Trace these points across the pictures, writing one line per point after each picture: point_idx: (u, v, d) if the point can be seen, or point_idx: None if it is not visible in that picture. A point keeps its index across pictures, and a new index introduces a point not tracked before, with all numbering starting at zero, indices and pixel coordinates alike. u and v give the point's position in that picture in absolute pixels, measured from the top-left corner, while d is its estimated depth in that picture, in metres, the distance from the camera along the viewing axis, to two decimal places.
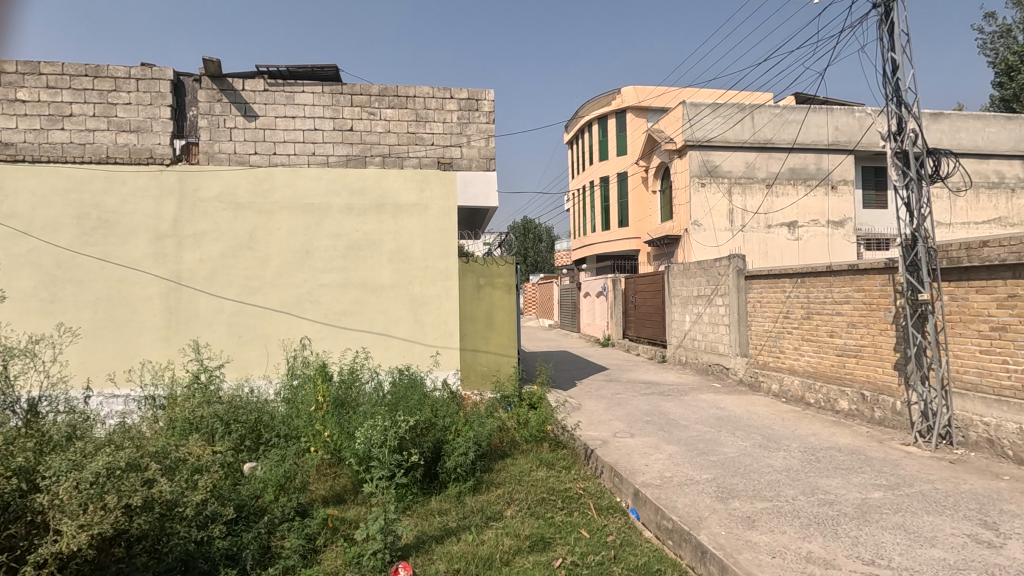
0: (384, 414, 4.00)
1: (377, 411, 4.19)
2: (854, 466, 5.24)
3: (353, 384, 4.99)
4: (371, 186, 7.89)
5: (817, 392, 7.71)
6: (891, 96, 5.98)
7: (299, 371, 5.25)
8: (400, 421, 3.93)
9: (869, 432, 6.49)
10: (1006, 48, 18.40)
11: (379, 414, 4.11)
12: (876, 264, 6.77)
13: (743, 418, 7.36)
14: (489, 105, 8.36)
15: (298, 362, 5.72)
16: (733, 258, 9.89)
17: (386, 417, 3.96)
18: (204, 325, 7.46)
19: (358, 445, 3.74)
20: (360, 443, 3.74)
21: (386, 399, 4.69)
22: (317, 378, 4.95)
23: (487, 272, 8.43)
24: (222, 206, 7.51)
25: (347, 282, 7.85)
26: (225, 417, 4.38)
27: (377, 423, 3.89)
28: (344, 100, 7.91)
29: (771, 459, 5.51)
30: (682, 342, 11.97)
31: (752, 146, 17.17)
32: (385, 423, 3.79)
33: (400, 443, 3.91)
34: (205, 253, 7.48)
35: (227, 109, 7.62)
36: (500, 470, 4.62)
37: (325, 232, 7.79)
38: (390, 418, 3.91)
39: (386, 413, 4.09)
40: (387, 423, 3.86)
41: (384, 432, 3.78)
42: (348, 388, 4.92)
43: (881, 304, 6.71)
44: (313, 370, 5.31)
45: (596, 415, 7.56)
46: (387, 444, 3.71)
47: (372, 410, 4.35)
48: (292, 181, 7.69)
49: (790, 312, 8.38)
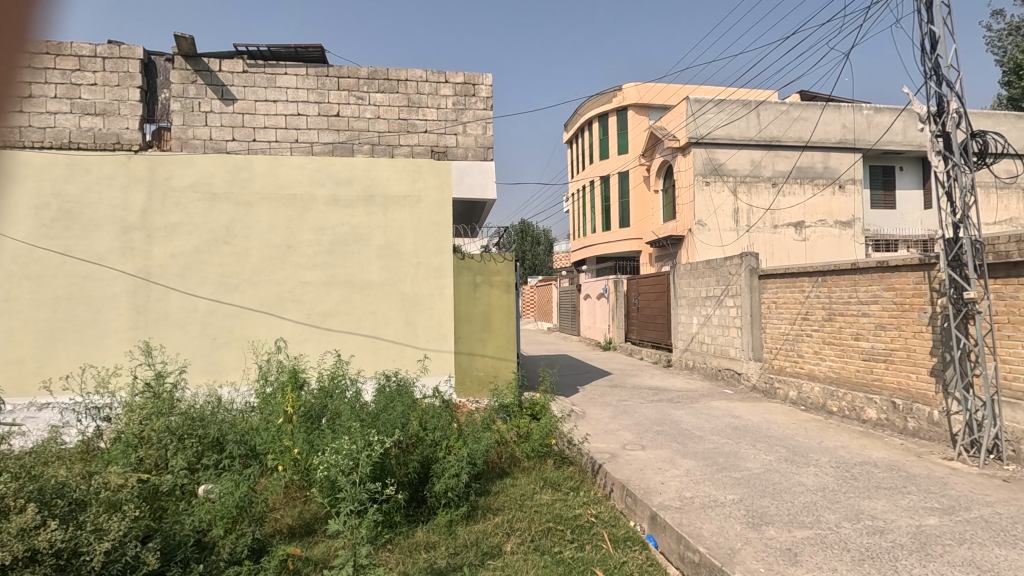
0: (360, 430, 3.41)
1: (352, 424, 3.59)
2: (897, 486, 4.64)
3: (332, 391, 4.38)
4: (359, 175, 7.32)
5: (840, 400, 7.14)
6: (930, 73, 5.42)
7: (271, 374, 4.63)
8: (378, 440, 3.32)
9: (903, 444, 5.91)
10: (1016, 45, 17.87)
11: (355, 428, 3.52)
12: (908, 260, 6.21)
13: (761, 428, 6.78)
14: (487, 90, 7.78)
15: (272, 366, 5.11)
16: (745, 256, 9.31)
17: (360, 434, 3.37)
18: (174, 326, 6.83)
19: (325, 469, 3.14)
20: (327, 467, 3.12)
21: (367, 409, 4.09)
22: (289, 385, 4.34)
23: (484, 269, 7.79)
24: (197, 196, 6.92)
25: (333, 280, 7.24)
26: (182, 430, 3.79)
27: (350, 442, 3.30)
28: (330, 83, 7.32)
29: (802, 477, 4.92)
30: (689, 346, 11.39)
31: (758, 144, 16.63)
32: (357, 444, 3.17)
33: (378, 465, 3.29)
34: (177, 248, 6.87)
35: (202, 92, 7.00)
36: (498, 493, 4.01)
37: (309, 225, 7.20)
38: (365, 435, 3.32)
39: (363, 428, 3.50)
40: (362, 441, 3.27)
41: (356, 454, 3.16)
42: (324, 397, 4.30)
43: (915, 305, 6.15)
44: (288, 376, 4.69)
45: (601, 425, 6.95)
46: (361, 468, 3.12)
47: (349, 423, 3.73)
48: (272, 171, 7.10)
49: (809, 314, 7.81)
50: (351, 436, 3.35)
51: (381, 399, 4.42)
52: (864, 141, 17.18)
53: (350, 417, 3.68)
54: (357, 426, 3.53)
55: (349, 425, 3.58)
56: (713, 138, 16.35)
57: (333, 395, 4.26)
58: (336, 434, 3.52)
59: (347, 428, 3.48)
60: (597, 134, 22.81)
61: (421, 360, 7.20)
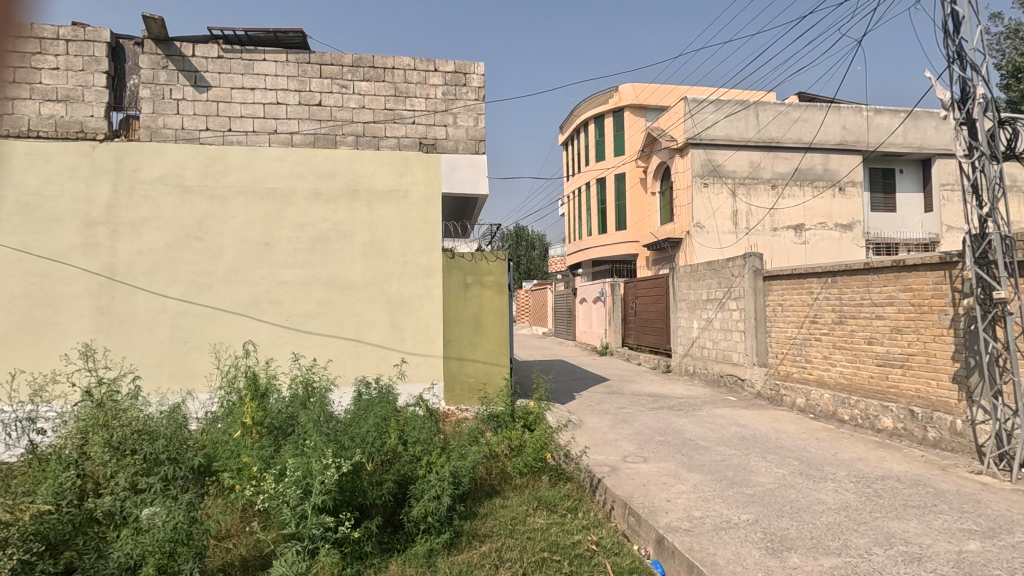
0: (322, 445, 2.98)
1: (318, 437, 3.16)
2: (926, 504, 4.22)
3: (304, 398, 3.92)
4: (343, 168, 6.90)
5: (852, 408, 6.74)
6: (953, 57, 5.09)
7: (236, 379, 4.17)
8: (342, 462, 2.87)
9: (925, 456, 5.50)
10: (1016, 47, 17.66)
11: (319, 442, 3.08)
12: (927, 258, 5.82)
13: (770, 438, 6.36)
14: (479, 80, 7.37)
15: (239, 370, 4.65)
16: (749, 257, 8.91)
17: (322, 450, 2.94)
18: (141, 328, 6.35)
19: (276, 493, 2.72)
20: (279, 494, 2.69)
21: (338, 420, 3.65)
22: (254, 392, 3.89)
23: (476, 269, 7.32)
24: (167, 189, 6.46)
25: (313, 280, 6.78)
26: (128, 442, 3.34)
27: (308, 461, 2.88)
28: (312, 71, 6.89)
29: (820, 494, 4.49)
30: (689, 350, 10.98)
31: (757, 145, 16.31)
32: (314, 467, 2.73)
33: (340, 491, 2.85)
34: (145, 244, 6.40)
35: (174, 78, 6.56)
36: (487, 516, 3.55)
37: (289, 221, 6.75)
38: (325, 452, 2.90)
39: (328, 441, 3.07)
40: (322, 459, 2.85)
41: (314, 478, 2.72)
42: (293, 405, 3.85)
43: (935, 306, 5.75)
44: (256, 381, 4.25)
45: (600, 435, 6.51)
46: (316, 492, 2.71)
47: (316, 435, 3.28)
48: (249, 163, 6.65)
49: (818, 317, 7.42)
50: (310, 454, 2.92)
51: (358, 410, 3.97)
52: (864, 142, 16.89)
53: (315, 429, 3.24)
54: (321, 440, 3.10)
55: (312, 437, 3.14)
56: (712, 139, 16.01)
57: (302, 403, 3.80)
58: (297, 447, 3.08)
59: (308, 442, 3.05)
60: (593, 136, 22.46)
61: (400, 366, 6.73)
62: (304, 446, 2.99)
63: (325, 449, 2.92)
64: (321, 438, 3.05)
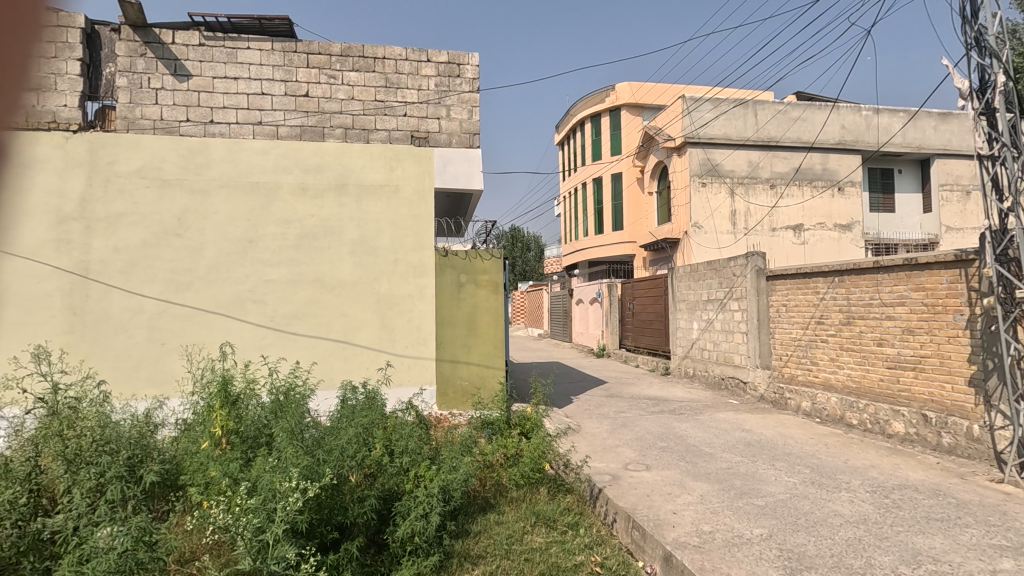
0: (295, 459, 2.68)
1: (293, 449, 2.86)
2: (950, 517, 3.95)
3: (282, 405, 3.61)
4: (330, 162, 6.59)
5: (861, 412, 6.50)
6: (971, 44, 4.85)
7: (210, 383, 3.86)
8: (314, 482, 2.55)
9: (940, 464, 5.24)
10: None
11: (294, 455, 2.78)
12: (941, 256, 5.57)
13: (776, 443, 6.10)
14: (473, 71, 7.09)
15: (215, 372, 4.34)
16: (751, 256, 8.66)
17: (295, 464, 2.64)
18: (115, 329, 6.03)
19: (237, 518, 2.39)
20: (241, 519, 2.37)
21: (318, 429, 3.35)
22: (228, 397, 3.58)
23: (470, 268, 7.04)
24: (144, 183, 6.14)
25: (300, 279, 6.48)
26: (84, 454, 3.02)
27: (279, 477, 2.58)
28: (298, 60, 6.59)
29: (835, 505, 4.22)
30: (689, 352, 10.72)
31: (755, 144, 16.12)
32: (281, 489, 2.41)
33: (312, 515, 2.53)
34: (120, 241, 6.07)
35: (152, 66, 6.24)
36: (481, 534, 3.26)
37: (273, 216, 6.44)
38: (298, 467, 2.60)
39: (302, 454, 2.77)
40: (295, 475, 2.55)
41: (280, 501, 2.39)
42: (270, 412, 3.55)
43: (949, 306, 5.50)
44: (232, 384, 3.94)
45: (599, 441, 6.23)
46: (278, 521, 2.36)
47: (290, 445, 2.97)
48: (232, 156, 6.35)
49: (824, 317, 7.17)
50: (281, 470, 2.62)
51: (340, 419, 3.66)
52: (863, 142, 16.73)
53: (290, 440, 2.94)
54: (296, 452, 2.80)
55: (286, 449, 2.84)
56: (710, 138, 15.80)
57: (280, 410, 3.50)
58: (268, 460, 2.78)
59: (281, 455, 2.75)
60: (589, 135, 22.19)
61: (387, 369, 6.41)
62: (276, 460, 2.69)
63: (298, 464, 2.62)
64: (295, 450, 2.76)
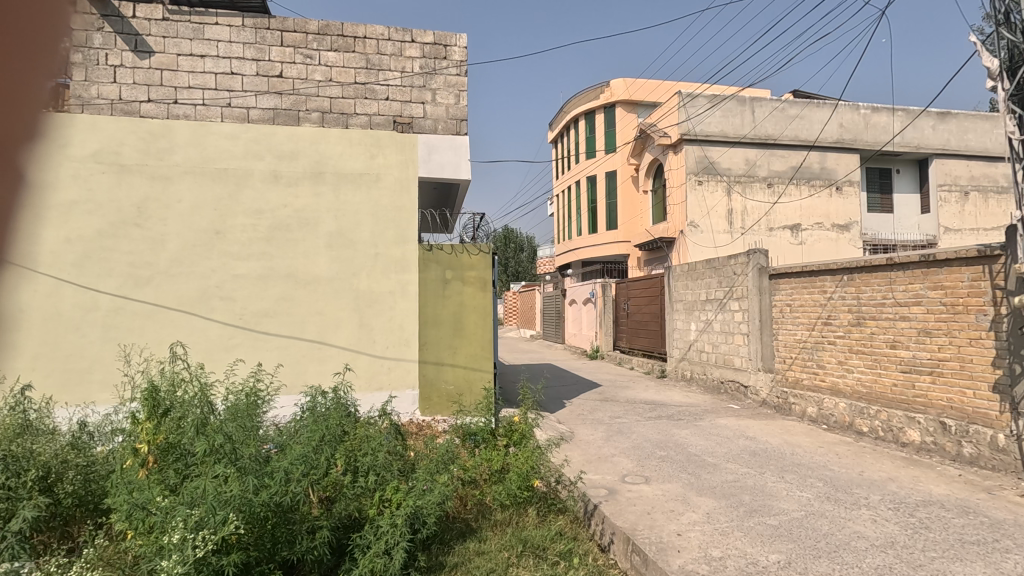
0: (221, 485, 2.23)
1: (225, 471, 2.40)
2: (986, 540, 3.53)
3: (228, 417, 3.14)
4: (305, 148, 6.12)
5: (872, 419, 6.10)
6: (1001, 21, 4.45)
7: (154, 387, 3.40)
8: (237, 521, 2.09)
9: (963, 476, 4.83)
10: None
11: (223, 479, 2.32)
12: (962, 251, 5.17)
13: (784, 453, 5.68)
14: (460, 53, 6.63)
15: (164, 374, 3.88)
16: (753, 254, 8.26)
17: (220, 493, 2.19)
18: (65, 328, 5.51)
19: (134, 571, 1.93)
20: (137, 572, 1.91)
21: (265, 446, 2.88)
22: (169, 407, 3.12)
23: (456, 263, 6.50)
24: (100, 168, 5.63)
25: (271, 273, 5.99)
26: None
27: (197, 509, 2.13)
28: (271, 38, 6.11)
29: (856, 525, 3.80)
30: (686, 355, 10.32)
31: (752, 142, 15.79)
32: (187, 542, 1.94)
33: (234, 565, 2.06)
34: (73, 231, 5.56)
35: (110, 42, 5.75)
36: (459, 568, 2.82)
37: (242, 206, 5.95)
38: (223, 497, 2.15)
39: (234, 476, 2.32)
40: (214, 510, 2.10)
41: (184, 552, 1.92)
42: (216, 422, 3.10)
43: (971, 306, 5.12)
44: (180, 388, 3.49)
45: (594, 450, 5.79)
46: None
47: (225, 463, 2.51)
48: (197, 140, 5.86)
49: (832, 318, 6.77)
50: (203, 499, 2.16)
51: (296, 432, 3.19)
52: (861, 141, 16.41)
53: (225, 460, 2.49)
54: (226, 476, 2.34)
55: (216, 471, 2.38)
56: (706, 135, 15.45)
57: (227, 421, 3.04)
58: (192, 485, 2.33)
59: (206, 480, 2.30)
60: (583, 133, 21.77)
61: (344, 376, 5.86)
62: (198, 487, 2.23)
63: (221, 491, 2.18)
64: (224, 474, 2.31)
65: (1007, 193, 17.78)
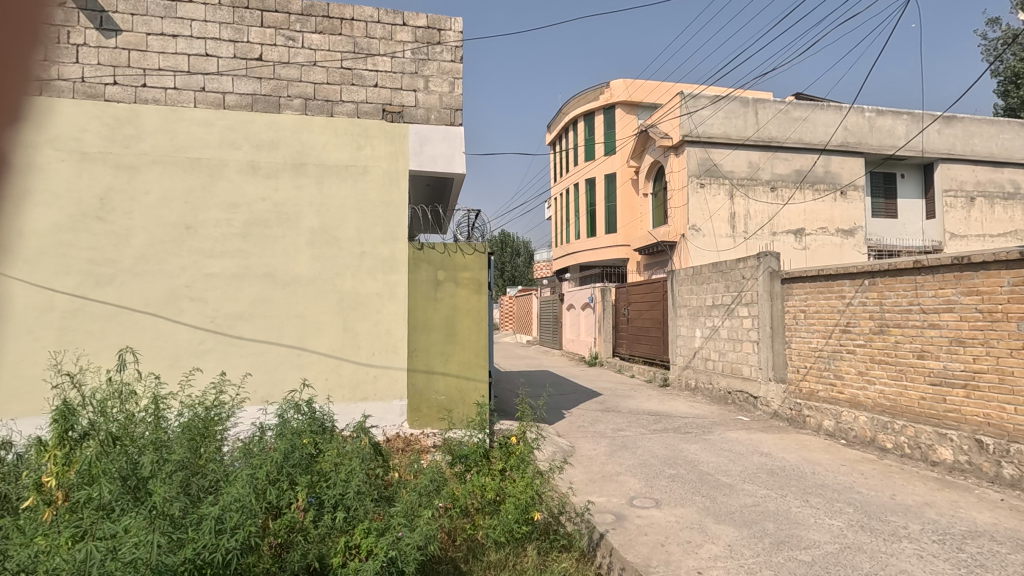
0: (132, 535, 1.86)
1: (144, 516, 2.01)
2: None
3: (169, 445, 2.74)
4: (286, 138, 5.67)
5: (897, 435, 5.64)
6: None
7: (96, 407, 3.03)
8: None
9: (1006, 501, 4.37)
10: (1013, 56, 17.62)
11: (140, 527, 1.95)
12: (1000, 253, 4.72)
13: (803, 471, 5.22)
14: (456, 38, 6.17)
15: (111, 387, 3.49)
16: (763, 256, 7.78)
17: (129, 545, 1.82)
18: (15, 330, 5.00)
19: None
20: None
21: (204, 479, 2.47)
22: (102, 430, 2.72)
23: (448, 263, 5.98)
24: (59, 156, 5.15)
25: (248, 272, 5.50)
26: None
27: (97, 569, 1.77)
28: (250, 18, 5.64)
29: (900, 562, 3.34)
30: (691, 362, 9.87)
31: (755, 144, 15.41)
32: None
33: None
34: (27, 223, 5.07)
35: (73, 18, 5.28)
36: None
37: (217, 199, 5.47)
38: (131, 552, 1.79)
39: (149, 523, 1.95)
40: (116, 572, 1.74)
41: None
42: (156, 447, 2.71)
43: (1012, 313, 4.67)
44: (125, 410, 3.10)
45: (597, 468, 5.32)
46: None
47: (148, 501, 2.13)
48: (169, 127, 5.40)
49: (851, 325, 6.33)
50: (106, 557, 1.80)
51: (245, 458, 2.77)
52: (866, 144, 16.08)
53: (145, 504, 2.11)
54: (143, 524, 1.95)
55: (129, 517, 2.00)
56: (707, 137, 15.07)
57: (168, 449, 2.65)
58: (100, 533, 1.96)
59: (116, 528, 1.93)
60: (582, 135, 21.36)
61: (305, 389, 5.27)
62: (103, 542, 1.85)
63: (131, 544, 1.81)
64: (138, 521, 1.94)
65: (1013, 200, 17.45)
